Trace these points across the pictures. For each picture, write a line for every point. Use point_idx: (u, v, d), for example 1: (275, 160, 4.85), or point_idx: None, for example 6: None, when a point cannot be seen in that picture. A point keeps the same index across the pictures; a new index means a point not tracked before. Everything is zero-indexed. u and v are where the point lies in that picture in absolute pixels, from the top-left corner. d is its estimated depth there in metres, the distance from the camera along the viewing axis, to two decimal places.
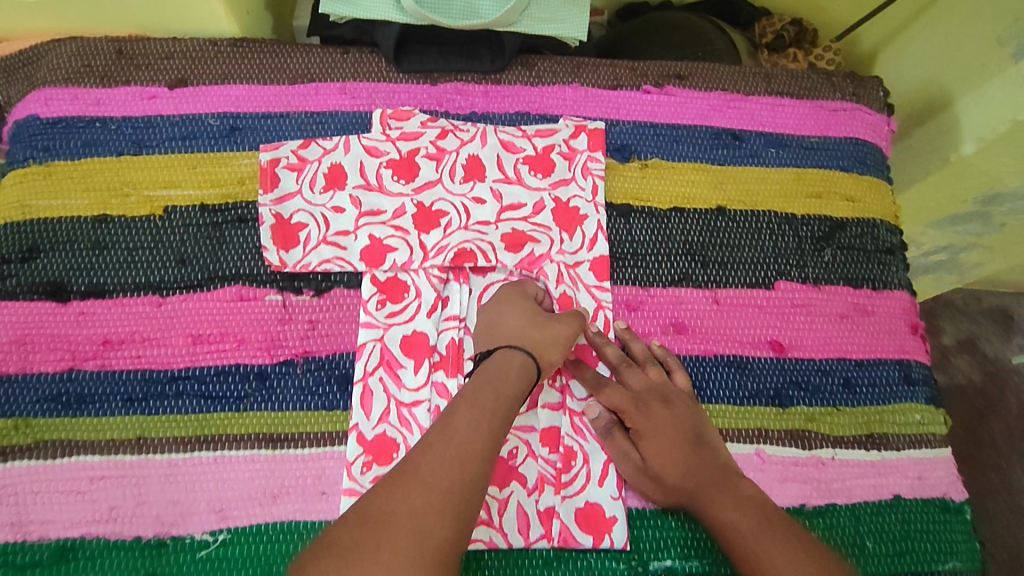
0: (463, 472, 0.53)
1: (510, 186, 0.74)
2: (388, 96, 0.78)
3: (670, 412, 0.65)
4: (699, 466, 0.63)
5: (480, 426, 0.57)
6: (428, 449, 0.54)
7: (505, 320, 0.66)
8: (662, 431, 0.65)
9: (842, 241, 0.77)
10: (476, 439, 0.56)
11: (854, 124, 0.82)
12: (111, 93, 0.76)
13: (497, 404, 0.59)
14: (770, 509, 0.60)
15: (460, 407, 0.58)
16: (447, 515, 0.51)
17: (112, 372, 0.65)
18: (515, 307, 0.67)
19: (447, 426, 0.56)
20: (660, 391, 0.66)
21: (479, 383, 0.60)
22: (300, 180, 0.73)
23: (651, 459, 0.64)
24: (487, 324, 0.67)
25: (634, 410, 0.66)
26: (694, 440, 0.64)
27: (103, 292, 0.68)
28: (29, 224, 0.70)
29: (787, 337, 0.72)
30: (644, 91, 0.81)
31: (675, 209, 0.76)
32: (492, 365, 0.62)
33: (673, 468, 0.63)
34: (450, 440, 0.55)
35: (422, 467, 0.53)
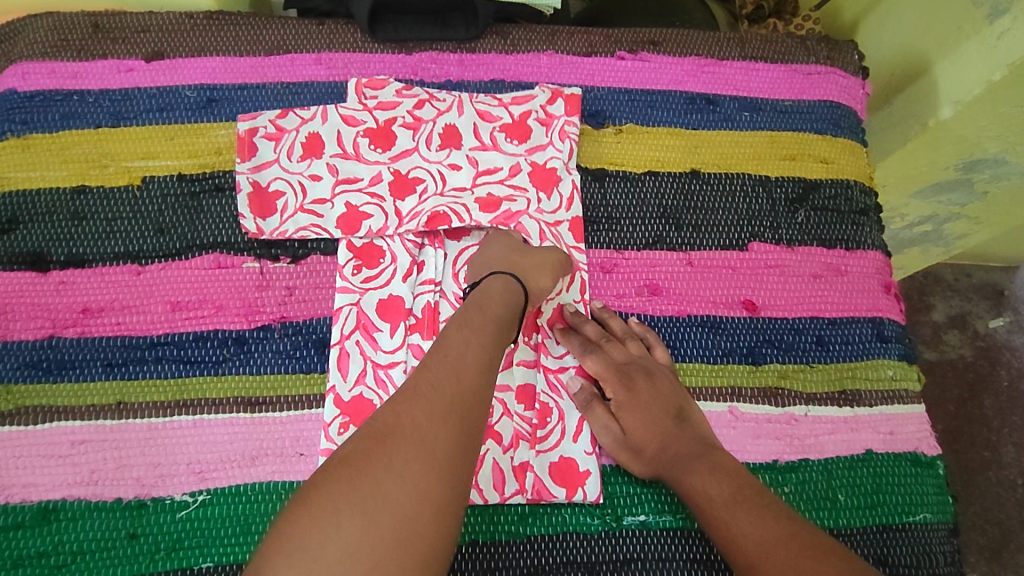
0: (464, 384, 0.52)
1: (486, 153, 0.75)
2: (363, 66, 0.79)
3: (650, 385, 0.66)
4: (677, 436, 0.63)
5: (472, 343, 0.56)
6: (426, 365, 0.53)
7: (486, 255, 0.67)
8: (642, 403, 0.65)
9: (816, 202, 0.77)
10: (474, 355, 0.55)
11: (829, 88, 0.83)
12: (88, 66, 0.77)
13: (487, 321, 0.58)
14: (744, 474, 0.59)
15: (452, 330, 0.57)
16: (453, 426, 0.49)
17: (92, 339, 0.66)
18: (497, 243, 0.68)
19: (438, 348, 0.55)
20: (640, 365, 0.67)
21: (465, 307, 0.60)
22: (278, 150, 0.73)
23: (630, 431, 0.65)
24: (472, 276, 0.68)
25: (615, 384, 0.66)
26: (674, 412, 0.64)
27: (83, 261, 0.69)
28: (8, 196, 0.71)
29: (760, 296, 0.73)
30: (618, 57, 0.82)
31: (649, 172, 0.77)
32: (479, 292, 0.62)
33: (650, 438, 0.64)
34: (446, 358, 0.54)
35: (422, 382, 0.52)
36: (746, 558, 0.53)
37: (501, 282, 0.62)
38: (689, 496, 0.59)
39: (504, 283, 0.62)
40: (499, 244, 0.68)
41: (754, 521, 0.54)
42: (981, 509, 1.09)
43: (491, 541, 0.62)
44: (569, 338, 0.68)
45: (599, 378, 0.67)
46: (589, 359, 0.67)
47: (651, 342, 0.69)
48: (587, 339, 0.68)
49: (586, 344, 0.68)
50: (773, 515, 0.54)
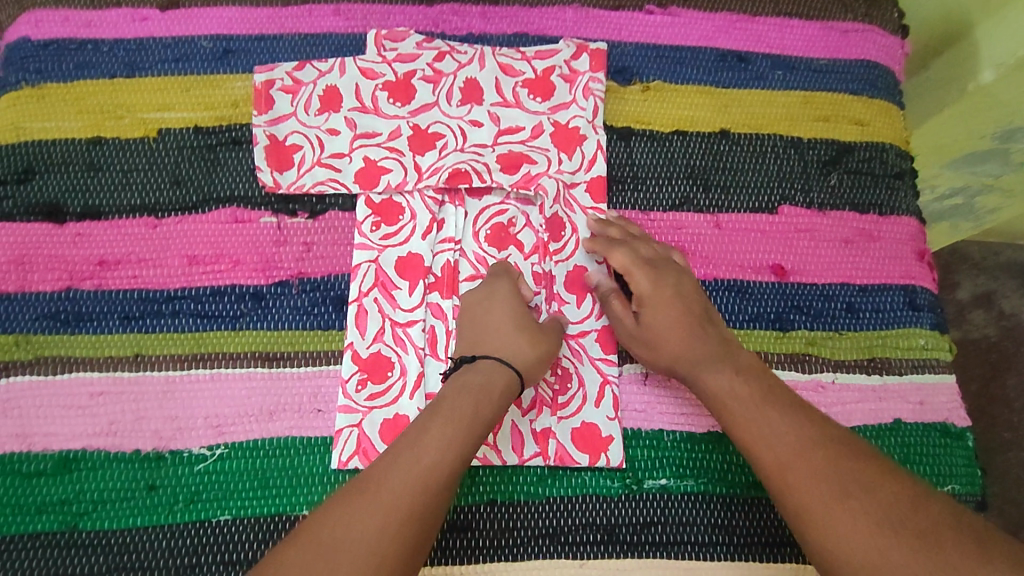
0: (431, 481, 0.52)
1: (508, 109, 0.73)
2: (383, 18, 0.77)
3: (676, 282, 0.64)
4: (699, 334, 0.62)
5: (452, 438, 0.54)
6: (391, 455, 0.53)
7: (491, 320, 0.63)
8: (668, 298, 0.63)
9: (850, 165, 0.75)
10: (443, 454, 0.53)
11: (866, 46, 0.80)
12: (102, 15, 0.75)
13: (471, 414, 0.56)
14: (754, 371, 0.60)
15: (433, 424, 0.55)
16: (414, 522, 0.50)
17: (108, 292, 0.65)
18: (504, 311, 0.63)
19: (416, 442, 0.53)
20: (668, 264, 0.65)
21: (456, 395, 0.57)
22: (295, 103, 0.71)
23: (652, 326, 0.63)
24: (466, 321, 0.64)
25: (643, 277, 0.64)
26: (700, 314, 0.63)
27: (99, 213, 0.68)
28: (25, 146, 0.70)
29: (790, 262, 0.70)
30: (647, 12, 0.79)
31: (677, 132, 0.75)
32: (472, 376, 0.59)
33: (673, 336, 0.62)
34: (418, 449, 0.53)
35: (388, 474, 0.51)
36: (767, 468, 0.54)
37: (504, 379, 0.59)
38: (707, 392, 0.60)
39: (504, 378, 0.59)
40: (505, 313, 0.63)
41: (778, 431, 0.55)
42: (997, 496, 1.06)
43: (509, 501, 0.61)
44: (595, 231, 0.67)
45: (624, 271, 0.64)
46: (619, 252, 0.65)
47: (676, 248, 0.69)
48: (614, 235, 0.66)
49: (613, 239, 0.66)
50: (792, 426, 0.55)
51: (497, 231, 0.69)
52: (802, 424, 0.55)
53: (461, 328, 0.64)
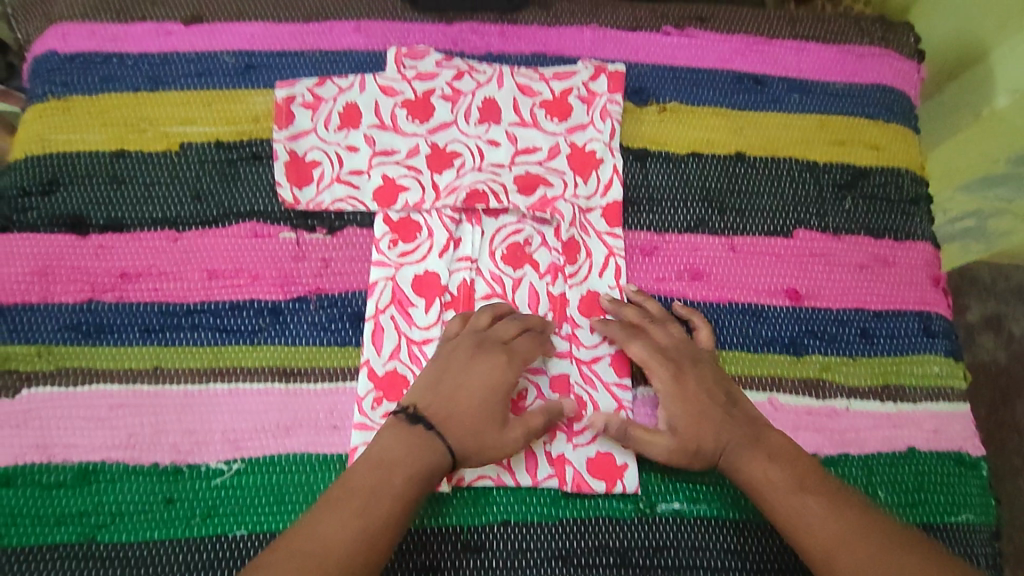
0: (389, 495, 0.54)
1: (526, 129, 0.74)
2: (403, 36, 0.78)
3: (698, 371, 0.63)
4: (729, 424, 0.61)
5: (406, 469, 0.55)
6: (334, 510, 0.52)
7: (472, 398, 0.59)
8: (692, 390, 0.62)
9: (865, 189, 0.75)
10: (391, 522, 0.53)
11: (883, 70, 0.80)
12: (128, 29, 0.76)
13: (420, 464, 0.55)
14: (784, 452, 0.60)
15: (392, 459, 0.55)
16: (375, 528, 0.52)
17: (129, 304, 0.66)
18: (485, 404, 0.59)
19: (370, 469, 0.55)
20: (683, 351, 0.65)
21: (406, 463, 0.55)
22: (315, 118, 0.73)
23: (680, 428, 0.61)
24: (458, 373, 0.60)
25: (662, 371, 0.63)
26: (726, 400, 0.62)
27: (121, 226, 0.68)
28: (49, 157, 0.71)
29: (804, 286, 0.71)
30: (664, 33, 0.80)
31: (693, 154, 0.75)
32: (423, 450, 0.56)
33: (704, 430, 0.61)
34: (383, 466, 0.55)
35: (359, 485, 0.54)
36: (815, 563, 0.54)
37: (442, 468, 0.56)
38: (746, 481, 0.59)
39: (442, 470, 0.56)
40: (486, 408, 0.59)
41: (819, 524, 0.55)
42: (1006, 524, 1.04)
43: (523, 522, 0.62)
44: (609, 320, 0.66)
45: (644, 365, 0.64)
46: (632, 345, 0.64)
47: (697, 314, 0.68)
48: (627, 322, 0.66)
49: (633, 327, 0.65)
50: (831, 516, 0.55)
51: (513, 251, 0.70)
52: (841, 513, 0.55)
53: (440, 381, 0.60)
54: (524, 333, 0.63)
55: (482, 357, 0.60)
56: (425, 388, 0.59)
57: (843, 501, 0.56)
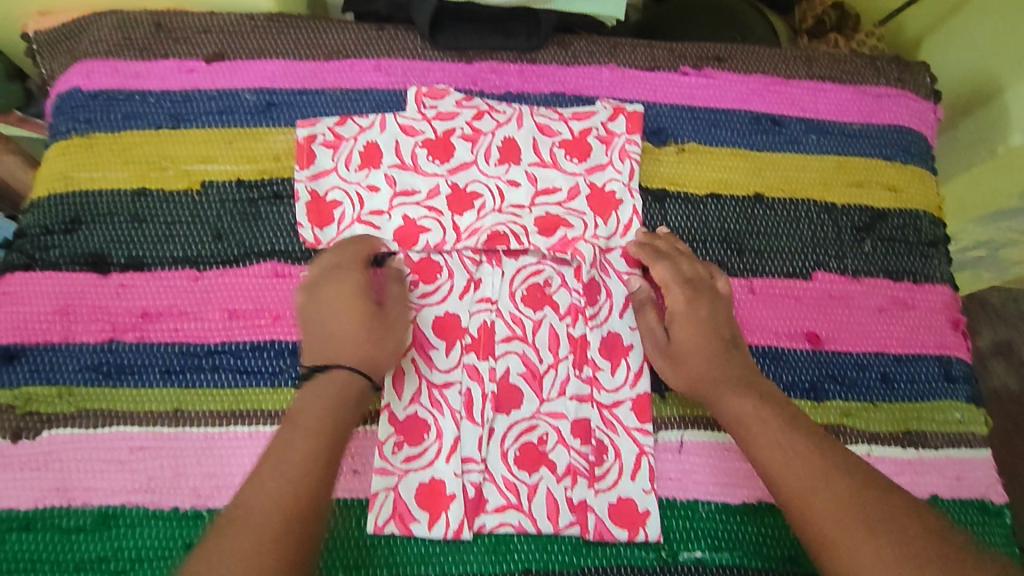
0: (309, 421, 0.55)
1: (546, 170, 0.74)
2: (423, 74, 0.78)
3: (709, 305, 0.66)
4: (725, 357, 0.63)
5: (318, 405, 0.56)
6: (268, 464, 0.53)
7: (331, 324, 0.61)
8: (698, 317, 0.65)
9: (884, 232, 0.75)
10: (322, 460, 0.54)
11: (899, 111, 0.80)
12: (150, 66, 0.76)
13: (334, 397, 0.57)
14: (776, 398, 0.61)
15: (305, 405, 0.57)
16: (306, 451, 0.54)
17: (151, 344, 0.66)
18: (345, 312, 0.61)
19: (292, 419, 0.56)
20: (707, 286, 0.67)
21: (311, 406, 0.56)
22: (336, 158, 0.73)
23: (677, 348, 0.65)
24: (317, 310, 0.61)
25: (678, 294, 0.66)
26: (730, 342, 0.65)
27: (142, 265, 0.69)
28: (72, 195, 0.71)
29: (824, 329, 0.71)
30: (682, 73, 0.80)
31: (711, 195, 0.76)
32: (326, 388, 0.58)
33: (698, 354, 0.64)
34: (305, 404, 0.57)
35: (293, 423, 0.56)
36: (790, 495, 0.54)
37: (356, 386, 0.59)
38: (728, 414, 0.61)
39: (355, 387, 0.58)
40: (349, 315, 0.61)
41: (799, 457, 0.55)
42: None
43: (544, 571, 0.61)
44: (640, 243, 0.70)
45: (663, 284, 0.67)
46: (659, 264, 0.68)
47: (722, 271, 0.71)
48: (659, 249, 0.69)
49: (659, 252, 0.69)
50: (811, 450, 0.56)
51: (533, 292, 0.70)
52: (824, 452, 0.56)
53: (308, 339, 0.61)
54: (343, 250, 0.65)
55: (330, 283, 0.63)
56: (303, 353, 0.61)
57: (821, 446, 0.56)
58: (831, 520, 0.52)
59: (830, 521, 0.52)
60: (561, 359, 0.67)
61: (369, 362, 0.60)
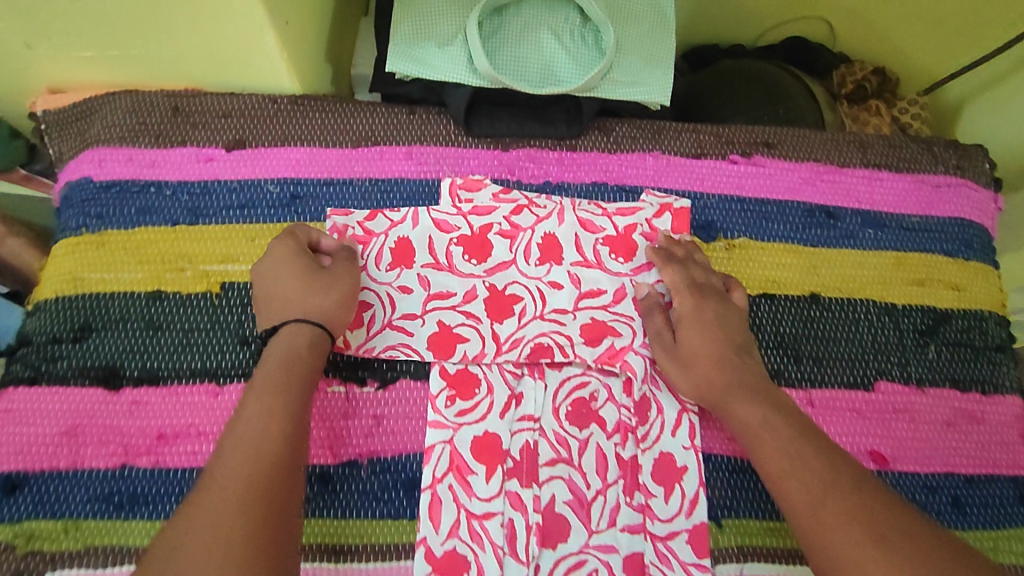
0: (273, 378, 0.56)
1: (589, 270, 0.69)
2: (457, 163, 0.73)
3: (719, 311, 0.65)
4: (735, 363, 0.63)
5: (276, 366, 0.56)
6: (240, 425, 0.53)
7: (274, 282, 0.61)
8: (707, 324, 0.64)
9: (948, 335, 0.71)
10: (283, 417, 0.54)
11: (960, 203, 0.75)
12: (167, 154, 0.71)
13: (287, 357, 0.57)
14: (792, 412, 0.59)
15: (266, 367, 0.57)
16: (273, 409, 0.54)
17: (166, 470, 0.61)
18: (287, 267, 0.61)
19: (252, 385, 0.56)
20: (717, 291, 0.67)
21: (267, 367, 0.57)
22: (365, 254, 0.68)
23: (687, 352, 0.64)
24: (261, 277, 0.62)
25: (685, 297, 0.66)
26: (742, 348, 0.64)
27: (157, 378, 0.64)
28: (81, 299, 0.66)
29: (889, 448, 0.66)
30: (731, 161, 0.75)
31: (764, 296, 0.71)
32: (279, 345, 0.58)
33: (706, 360, 0.63)
34: (270, 364, 0.57)
35: (259, 381, 0.56)
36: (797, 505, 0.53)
37: (307, 334, 0.59)
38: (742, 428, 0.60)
39: (305, 334, 0.59)
40: (288, 269, 0.61)
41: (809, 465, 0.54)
42: None
43: None
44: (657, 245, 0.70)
45: (673, 288, 0.67)
46: (671, 269, 0.67)
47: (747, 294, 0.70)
48: (675, 254, 0.68)
49: (673, 256, 0.68)
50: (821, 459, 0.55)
51: (578, 408, 0.65)
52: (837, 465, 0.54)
53: (261, 303, 0.62)
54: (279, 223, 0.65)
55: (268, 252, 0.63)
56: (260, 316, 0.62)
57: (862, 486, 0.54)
58: (839, 527, 0.50)
59: (838, 534, 0.50)
60: (610, 485, 0.63)
61: (313, 306, 0.60)
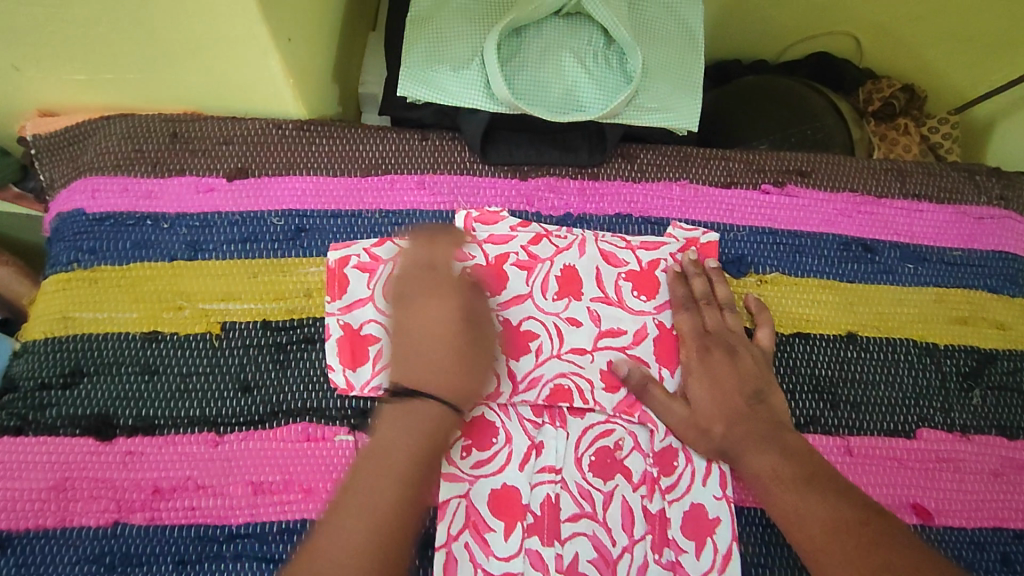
0: (405, 450, 0.51)
1: (610, 308, 0.65)
2: (472, 193, 0.69)
3: (732, 362, 0.62)
4: (746, 416, 0.60)
5: (418, 436, 0.52)
6: (354, 498, 0.49)
7: (429, 336, 0.56)
8: (716, 376, 0.62)
9: (993, 378, 0.67)
10: (407, 501, 0.49)
11: (1005, 235, 0.71)
12: (164, 184, 0.67)
13: (429, 433, 0.52)
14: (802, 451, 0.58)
15: (405, 436, 0.52)
16: (399, 492, 0.49)
17: (162, 528, 0.57)
18: (440, 323, 0.56)
19: (381, 450, 0.51)
20: (729, 339, 0.63)
21: (402, 433, 0.52)
22: (372, 284, 0.64)
23: (695, 402, 0.61)
24: (407, 322, 0.56)
25: (691, 348, 0.63)
26: (752, 396, 0.61)
27: (152, 427, 0.60)
28: (72, 341, 0.62)
29: (933, 501, 0.62)
30: (763, 191, 0.71)
31: (798, 335, 0.66)
32: (415, 416, 0.53)
33: (714, 412, 0.61)
34: (407, 432, 0.52)
35: (396, 450, 0.51)
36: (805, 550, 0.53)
37: (446, 418, 0.53)
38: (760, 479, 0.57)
39: (443, 419, 0.53)
40: (449, 325, 0.56)
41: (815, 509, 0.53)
42: None
43: None
44: (678, 276, 0.66)
45: (681, 337, 0.64)
46: (682, 315, 0.64)
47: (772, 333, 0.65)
48: (691, 293, 0.65)
49: (689, 297, 0.65)
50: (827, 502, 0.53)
51: (602, 458, 0.61)
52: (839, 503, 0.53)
53: (400, 356, 0.55)
54: (434, 249, 0.61)
55: (438, 292, 0.58)
56: (394, 372, 0.55)
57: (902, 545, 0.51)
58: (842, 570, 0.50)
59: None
60: (637, 541, 0.59)
61: (457, 384, 0.55)
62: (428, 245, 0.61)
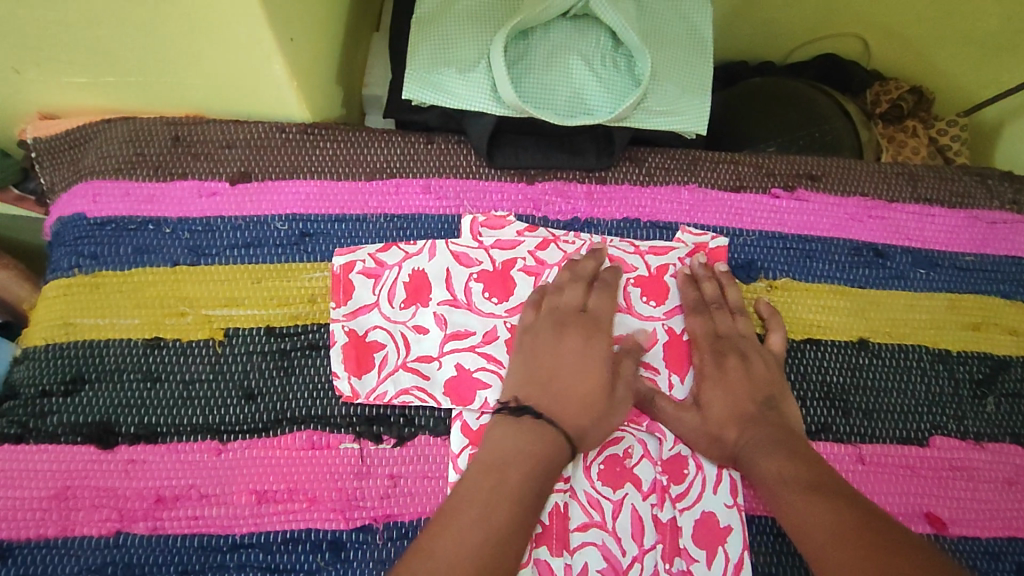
0: (524, 468, 0.51)
1: (620, 314, 0.64)
2: (479, 197, 0.68)
3: (744, 366, 0.61)
4: (758, 421, 0.58)
5: (537, 458, 0.52)
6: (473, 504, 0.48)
7: (571, 371, 0.57)
8: (729, 380, 0.61)
9: (1006, 385, 0.66)
10: (520, 523, 0.48)
11: (1018, 240, 0.70)
12: (166, 188, 0.66)
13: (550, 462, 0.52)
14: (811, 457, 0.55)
15: (524, 454, 0.52)
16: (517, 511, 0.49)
17: (164, 537, 0.56)
18: (581, 365, 0.57)
19: (497, 462, 0.51)
20: (741, 343, 0.62)
21: (519, 445, 0.52)
22: (378, 290, 0.63)
23: (707, 407, 0.60)
24: (564, 356, 0.57)
25: (704, 352, 0.62)
26: (763, 402, 0.60)
27: (154, 435, 0.59)
28: (73, 347, 0.61)
29: (947, 510, 0.61)
30: (773, 195, 0.70)
31: (809, 341, 0.66)
32: (535, 440, 0.53)
33: (725, 417, 0.60)
34: (522, 451, 0.52)
35: (512, 467, 0.51)
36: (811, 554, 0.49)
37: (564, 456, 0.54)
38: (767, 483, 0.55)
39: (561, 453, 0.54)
40: (590, 370, 0.57)
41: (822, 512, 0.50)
42: None
43: None
44: (689, 279, 0.65)
45: (692, 339, 0.63)
46: (694, 318, 0.64)
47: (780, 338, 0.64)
48: (702, 296, 0.64)
49: (700, 300, 0.64)
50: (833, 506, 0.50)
51: (611, 466, 0.60)
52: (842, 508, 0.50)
53: (531, 374, 0.57)
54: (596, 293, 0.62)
55: (592, 335, 0.59)
56: (522, 390, 0.56)
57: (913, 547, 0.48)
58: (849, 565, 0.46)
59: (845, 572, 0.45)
60: (647, 550, 0.58)
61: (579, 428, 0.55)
62: (584, 287, 0.61)
